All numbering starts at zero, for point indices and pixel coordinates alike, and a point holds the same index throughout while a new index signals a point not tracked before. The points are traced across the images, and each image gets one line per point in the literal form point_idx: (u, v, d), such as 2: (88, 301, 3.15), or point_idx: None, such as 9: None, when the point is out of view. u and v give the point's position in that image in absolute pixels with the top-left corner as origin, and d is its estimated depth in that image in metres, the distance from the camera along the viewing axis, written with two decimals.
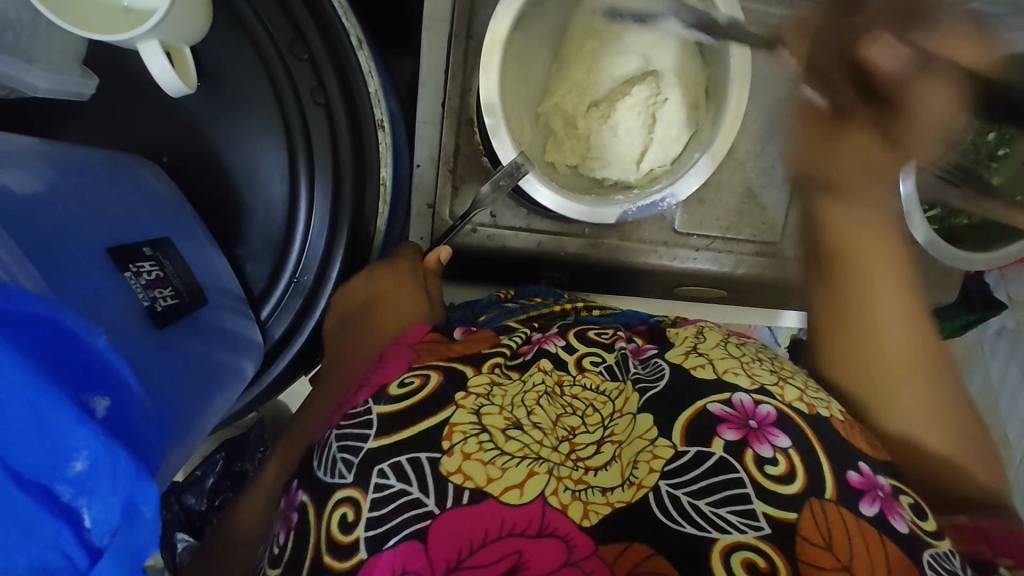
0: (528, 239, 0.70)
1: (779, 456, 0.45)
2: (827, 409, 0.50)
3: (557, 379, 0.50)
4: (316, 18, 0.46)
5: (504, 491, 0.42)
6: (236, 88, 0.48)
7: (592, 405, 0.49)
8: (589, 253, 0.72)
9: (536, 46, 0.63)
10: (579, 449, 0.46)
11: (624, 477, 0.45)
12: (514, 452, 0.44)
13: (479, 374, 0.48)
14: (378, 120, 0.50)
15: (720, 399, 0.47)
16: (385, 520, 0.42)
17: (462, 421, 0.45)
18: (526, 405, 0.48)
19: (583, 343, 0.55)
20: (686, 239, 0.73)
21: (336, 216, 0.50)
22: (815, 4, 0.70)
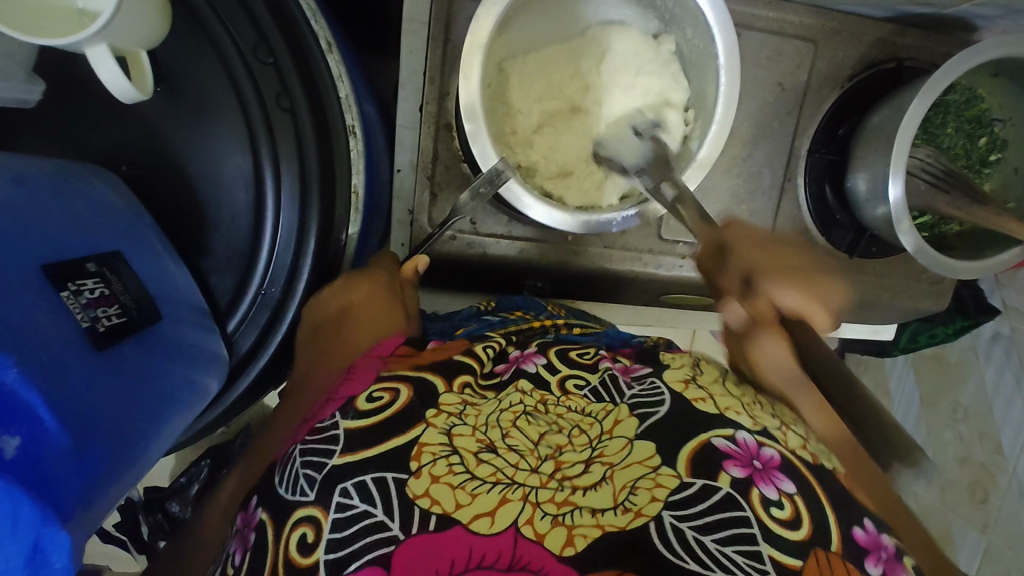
0: (510, 246, 0.68)
1: (784, 500, 0.43)
2: (830, 460, 0.49)
3: (536, 398, 0.50)
4: (279, 22, 0.45)
5: (474, 519, 0.40)
6: (201, 94, 0.46)
7: (577, 425, 0.48)
8: (572, 261, 0.70)
9: (518, 44, 0.59)
10: (566, 467, 0.45)
11: (617, 501, 0.43)
12: (486, 477, 0.42)
13: (451, 392, 0.48)
14: (349, 126, 0.49)
15: (725, 435, 0.47)
16: (345, 543, 0.40)
17: (431, 441, 0.44)
18: (501, 426, 0.46)
19: (565, 364, 0.54)
20: (671, 246, 0.71)
21: (301, 226, 0.48)
22: (805, 5, 0.68)
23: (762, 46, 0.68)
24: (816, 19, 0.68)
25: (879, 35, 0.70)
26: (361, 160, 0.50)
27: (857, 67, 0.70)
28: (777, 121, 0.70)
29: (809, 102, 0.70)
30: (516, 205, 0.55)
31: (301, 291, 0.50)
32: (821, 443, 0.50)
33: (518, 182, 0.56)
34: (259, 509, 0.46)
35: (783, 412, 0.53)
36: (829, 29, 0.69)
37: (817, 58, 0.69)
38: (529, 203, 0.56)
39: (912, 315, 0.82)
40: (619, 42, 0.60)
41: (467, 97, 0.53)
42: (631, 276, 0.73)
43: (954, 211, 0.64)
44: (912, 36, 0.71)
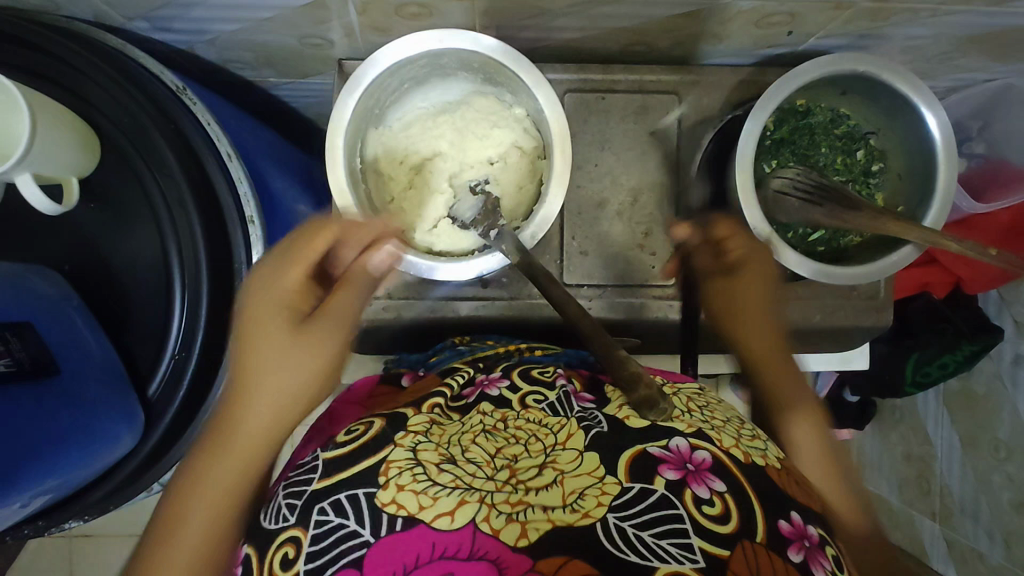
0: (424, 306, 0.75)
1: (715, 498, 0.51)
2: (761, 456, 0.56)
3: (495, 417, 0.58)
4: (176, 140, 0.57)
5: (436, 518, 0.49)
6: (124, 201, 0.60)
7: (534, 435, 0.56)
8: (486, 313, 0.76)
9: (393, 132, 0.68)
10: (520, 473, 0.53)
11: (567, 501, 0.51)
12: (446, 483, 0.52)
13: (418, 413, 0.59)
14: (247, 217, 0.60)
15: (660, 445, 0.54)
16: (322, 553, 0.49)
17: (398, 458, 0.53)
18: (462, 443, 0.56)
19: (526, 383, 0.62)
20: (576, 290, 0.76)
21: (195, 300, 0.57)
22: (661, 65, 0.76)
23: (628, 104, 0.76)
24: (674, 74, 0.76)
25: (740, 78, 0.76)
26: (261, 242, 0.62)
27: (726, 109, 0.76)
28: (658, 167, 0.76)
29: (686, 145, 0.76)
30: (380, 257, 0.61)
31: (197, 352, 0.57)
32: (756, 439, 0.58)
33: (386, 239, 0.61)
34: (243, 544, 0.53)
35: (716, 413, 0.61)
36: (689, 80, 0.76)
37: (684, 107, 0.76)
38: (390, 252, 0.61)
39: (858, 334, 0.80)
40: (479, 116, 0.67)
41: (341, 198, 0.61)
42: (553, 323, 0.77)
43: (830, 221, 0.65)
44: (774, 73, 0.76)
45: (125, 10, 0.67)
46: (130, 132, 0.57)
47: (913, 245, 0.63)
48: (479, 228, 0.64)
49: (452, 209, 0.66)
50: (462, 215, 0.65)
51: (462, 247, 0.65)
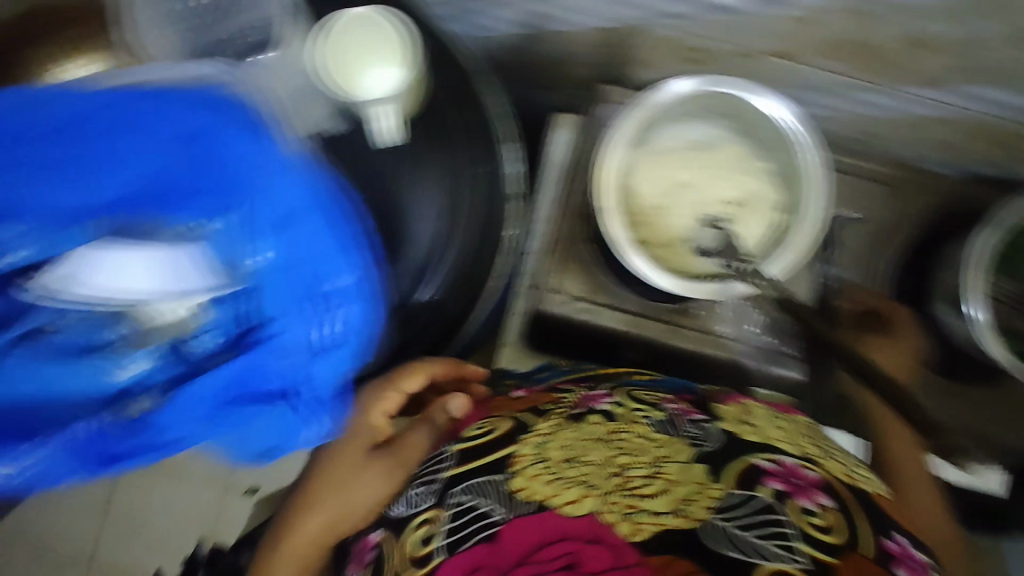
0: (617, 316, 0.79)
1: (818, 510, 0.55)
2: (867, 485, 0.62)
3: (605, 429, 0.63)
4: None
5: (564, 503, 0.55)
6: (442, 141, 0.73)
7: (642, 447, 0.61)
8: (669, 340, 0.79)
9: (650, 152, 0.74)
10: (633, 480, 0.57)
11: (675, 507, 0.55)
12: (571, 477, 0.57)
13: (546, 421, 0.65)
14: None
15: (768, 458, 0.59)
16: (459, 530, 0.57)
17: (526, 453, 0.61)
18: (579, 448, 0.61)
19: (629, 402, 0.67)
20: (759, 339, 0.79)
21: None
22: (886, 157, 0.81)
23: (844, 185, 0.81)
24: (895, 169, 0.81)
25: (959, 186, 0.80)
26: None
27: (930, 211, 0.81)
28: (855, 247, 0.82)
29: (889, 234, 0.82)
30: (631, 262, 0.66)
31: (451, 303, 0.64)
32: (862, 472, 0.65)
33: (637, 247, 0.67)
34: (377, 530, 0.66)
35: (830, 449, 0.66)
36: (908, 177, 0.81)
37: (893, 199, 0.81)
38: (640, 259, 0.66)
39: (1007, 457, 0.81)
40: (728, 158, 0.74)
41: (610, 204, 0.68)
42: (724, 366, 0.80)
43: None
44: (995, 189, 0.79)
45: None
46: None
47: None
48: (720, 257, 0.69)
49: (690, 235, 0.72)
50: (701, 242, 0.72)
51: (697, 268, 0.70)
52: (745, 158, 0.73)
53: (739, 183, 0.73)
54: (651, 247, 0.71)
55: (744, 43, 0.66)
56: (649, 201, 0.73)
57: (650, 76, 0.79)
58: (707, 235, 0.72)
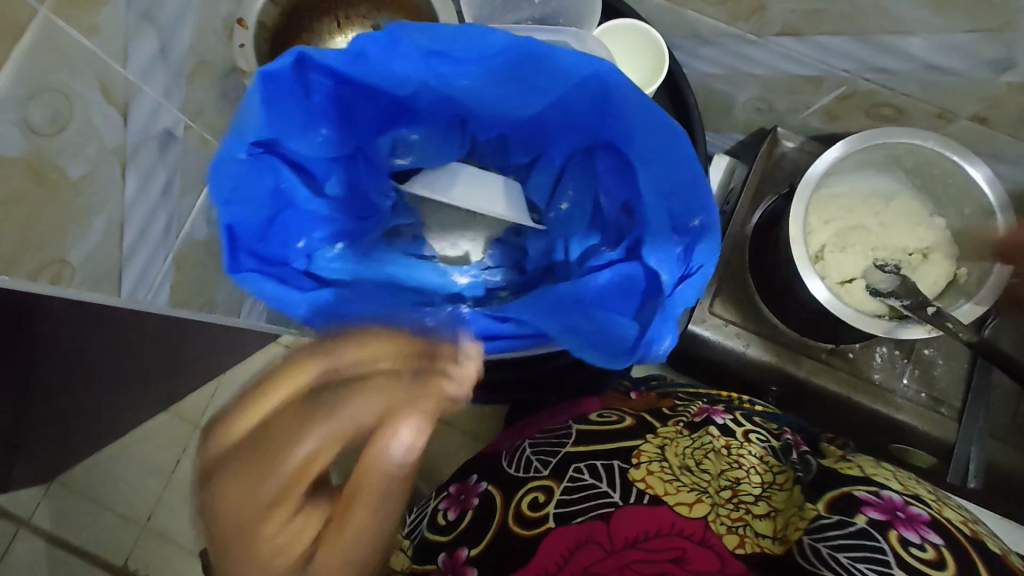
0: (770, 347, 0.80)
1: (927, 545, 0.53)
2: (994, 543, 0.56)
3: (723, 442, 0.66)
4: None
5: (678, 503, 0.59)
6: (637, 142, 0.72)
7: (756, 467, 0.65)
8: (821, 378, 0.79)
9: (829, 195, 0.76)
10: (742, 494, 0.62)
11: (775, 531, 0.60)
12: (688, 482, 0.61)
13: (668, 425, 0.69)
14: None
15: (869, 489, 0.59)
16: (573, 503, 0.60)
17: (648, 449, 0.65)
18: (696, 455, 0.65)
19: (747, 422, 0.70)
20: (914, 393, 0.79)
21: None
22: None
23: None
24: None
25: None
26: None
27: None
28: None
29: None
30: (812, 289, 0.68)
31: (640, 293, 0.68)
32: (981, 527, 0.58)
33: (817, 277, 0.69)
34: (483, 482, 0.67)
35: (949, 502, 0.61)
36: None
37: None
38: (820, 287, 0.68)
39: None
40: (909, 212, 0.75)
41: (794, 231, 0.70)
42: (862, 417, 0.80)
43: None
44: None
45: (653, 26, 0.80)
46: None
47: None
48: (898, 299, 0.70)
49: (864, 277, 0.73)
50: (877, 284, 0.72)
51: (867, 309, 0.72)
52: (925, 216, 0.75)
53: (919, 236, 0.74)
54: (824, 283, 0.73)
55: (944, 106, 0.71)
56: (823, 238, 0.75)
57: (826, 129, 0.84)
58: (883, 278, 0.72)
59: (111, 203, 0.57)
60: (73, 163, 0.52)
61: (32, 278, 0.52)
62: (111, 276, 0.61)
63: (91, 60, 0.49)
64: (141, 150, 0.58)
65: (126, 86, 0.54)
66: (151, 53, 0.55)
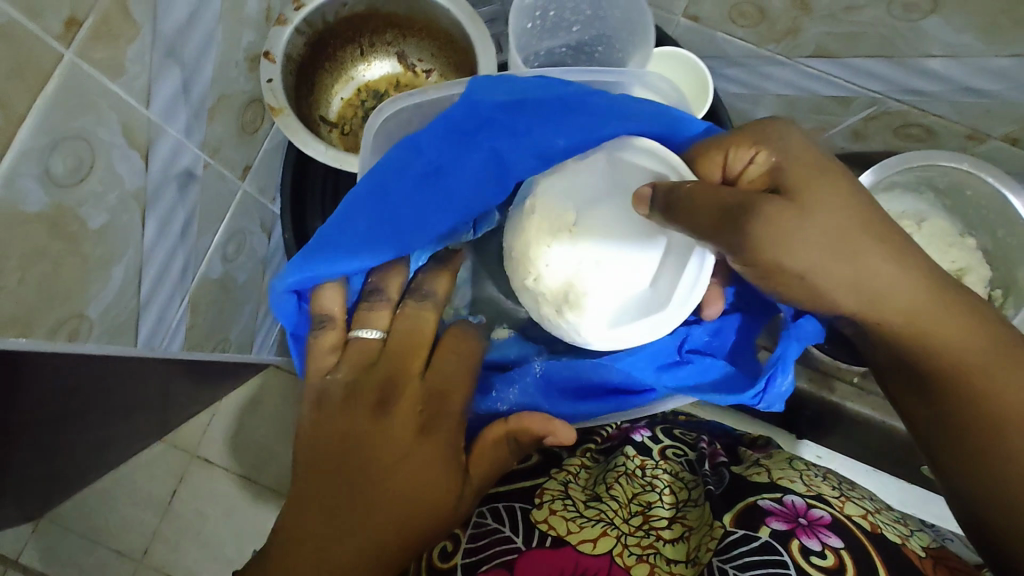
0: (800, 373, 0.78)
1: (827, 551, 0.52)
2: (894, 534, 0.56)
3: (636, 464, 0.69)
4: None
5: (581, 542, 0.56)
6: None
7: (668, 486, 0.67)
8: (854, 401, 0.77)
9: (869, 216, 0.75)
10: (652, 521, 0.62)
11: (687, 555, 0.58)
12: (592, 516, 0.59)
13: (574, 457, 0.70)
14: None
15: (773, 498, 0.59)
16: (479, 552, 0.55)
17: (552, 488, 0.62)
18: (606, 484, 0.66)
19: (666, 438, 0.74)
20: None
21: None
22: None
23: None
24: None
25: None
26: None
27: None
28: None
29: None
30: None
31: None
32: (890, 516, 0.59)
33: None
34: None
35: (852, 491, 0.63)
36: None
37: None
38: None
39: None
40: (941, 233, 0.74)
41: None
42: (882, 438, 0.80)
43: None
44: None
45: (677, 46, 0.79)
46: None
47: None
48: None
49: None
50: None
51: None
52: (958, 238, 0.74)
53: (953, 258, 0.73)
54: None
55: (975, 126, 0.71)
56: None
57: None
58: None
59: (131, 251, 0.53)
60: (94, 214, 0.48)
61: (45, 337, 0.48)
62: (129, 326, 0.57)
63: (112, 102, 0.46)
64: (162, 193, 0.54)
65: (148, 128, 0.50)
66: (174, 88, 0.51)
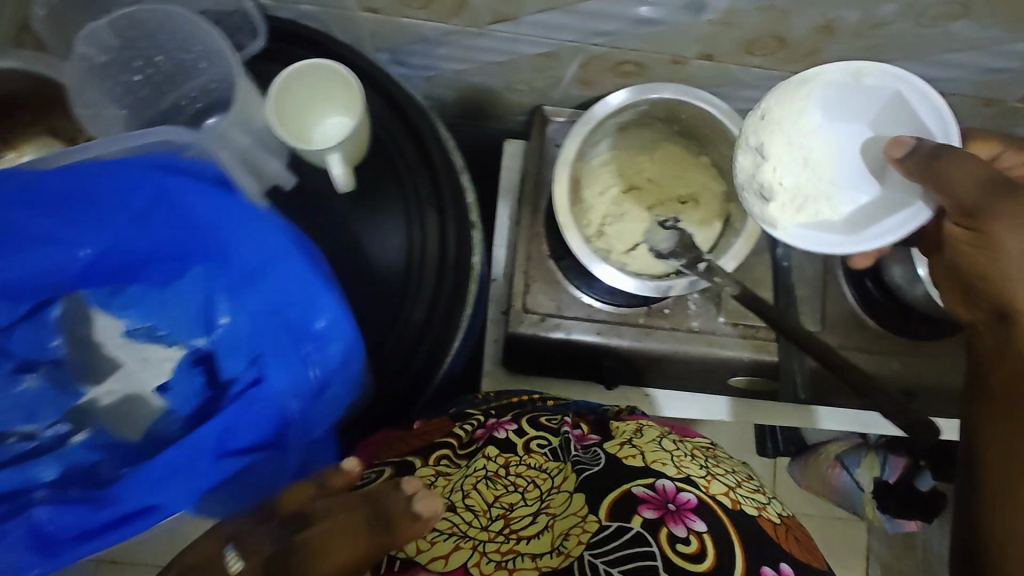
0: (589, 327, 0.81)
1: (692, 537, 0.54)
2: (755, 508, 0.60)
3: (499, 463, 0.66)
4: (437, 150, 0.66)
5: (430, 560, 0.57)
6: (376, 189, 0.66)
7: (532, 481, 0.66)
8: (644, 341, 0.81)
9: (608, 172, 0.76)
10: (514, 524, 0.61)
11: (554, 546, 0.57)
12: (444, 528, 0.60)
13: (425, 465, 0.66)
14: (474, 220, 0.67)
15: (646, 483, 0.59)
16: None
17: (387, 499, 0.63)
18: (464, 489, 0.64)
19: (532, 428, 0.70)
20: (731, 329, 0.81)
21: (438, 302, 0.64)
22: None
23: None
24: None
25: None
26: (481, 243, 0.68)
27: None
28: None
29: None
30: (612, 281, 0.68)
31: (434, 334, 0.64)
32: (756, 494, 0.63)
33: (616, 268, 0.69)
34: None
35: (716, 467, 0.66)
36: None
37: None
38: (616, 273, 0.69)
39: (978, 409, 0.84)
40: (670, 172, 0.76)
41: (562, 214, 0.69)
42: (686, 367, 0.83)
43: None
44: None
45: (381, 41, 0.75)
46: (395, 132, 0.67)
47: None
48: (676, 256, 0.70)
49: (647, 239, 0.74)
50: (658, 244, 0.73)
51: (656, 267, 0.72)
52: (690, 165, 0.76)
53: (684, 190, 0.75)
54: (611, 258, 0.72)
55: (672, 52, 0.71)
56: (587, 211, 0.74)
57: (590, 94, 0.83)
58: (662, 238, 0.73)
59: None
60: None
61: None
62: None
63: None
64: None
65: None
66: None
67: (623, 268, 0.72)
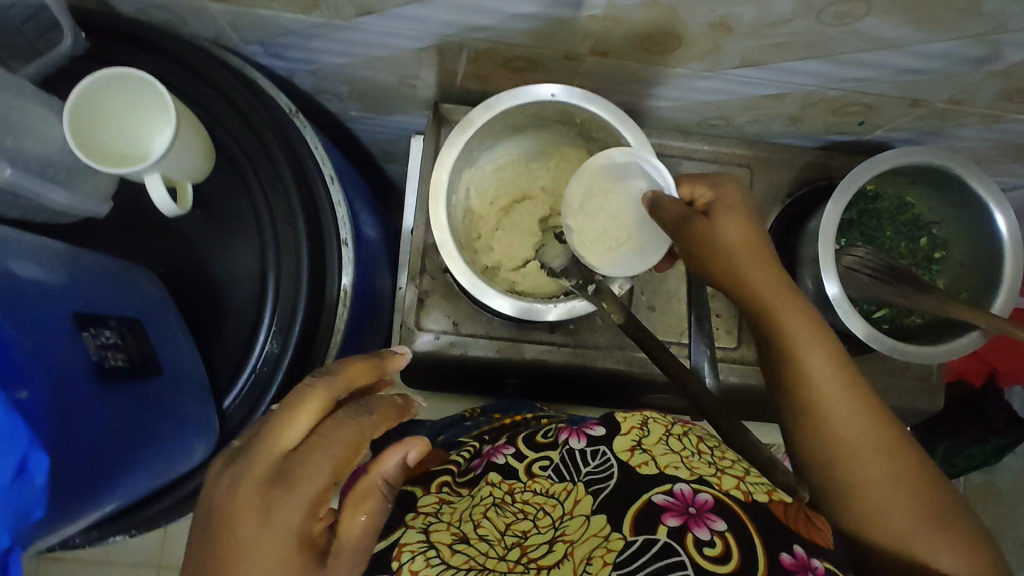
0: (488, 345, 0.75)
1: (717, 541, 0.43)
2: (765, 492, 0.47)
3: (505, 488, 0.55)
4: (293, 161, 0.59)
5: None
6: (229, 213, 0.61)
7: (542, 508, 0.53)
8: (548, 359, 0.76)
9: (500, 184, 0.71)
10: (531, 551, 0.49)
11: (575, 572, 0.46)
12: (459, 565, 0.48)
13: (428, 496, 0.57)
14: (343, 238, 0.61)
15: (663, 486, 0.47)
16: None
17: (411, 541, 0.50)
18: (473, 519, 0.53)
19: (532, 450, 0.58)
20: (637, 345, 0.76)
21: (290, 331, 0.57)
22: (736, 139, 0.79)
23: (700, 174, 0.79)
24: (748, 149, 0.79)
25: (808, 160, 0.79)
26: (351, 264, 0.62)
27: (793, 186, 0.79)
28: None
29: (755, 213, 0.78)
30: (488, 301, 0.63)
31: (284, 369, 0.57)
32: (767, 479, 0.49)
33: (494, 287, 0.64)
34: None
35: (725, 455, 0.52)
36: (760, 157, 0.79)
37: (754, 181, 0.79)
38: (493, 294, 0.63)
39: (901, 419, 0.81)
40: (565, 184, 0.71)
41: (438, 226, 0.64)
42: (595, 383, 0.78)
43: (901, 299, 0.68)
44: (839, 159, 0.80)
45: (245, 33, 0.67)
46: (244, 140, 0.59)
47: (979, 331, 0.66)
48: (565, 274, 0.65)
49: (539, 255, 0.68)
50: (550, 261, 0.67)
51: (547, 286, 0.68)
52: None
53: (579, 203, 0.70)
54: (497, 275, 0.68)
55: (562, 47, 0.64)
56: (473, 226, 0.69)
57: (488, 91, 0.76)
58: (555, 254, 0.67)
59: None
60: None
61: None
62: None
63: None
64: None
65: None
66: None
67: (506, 288, 0.68)
